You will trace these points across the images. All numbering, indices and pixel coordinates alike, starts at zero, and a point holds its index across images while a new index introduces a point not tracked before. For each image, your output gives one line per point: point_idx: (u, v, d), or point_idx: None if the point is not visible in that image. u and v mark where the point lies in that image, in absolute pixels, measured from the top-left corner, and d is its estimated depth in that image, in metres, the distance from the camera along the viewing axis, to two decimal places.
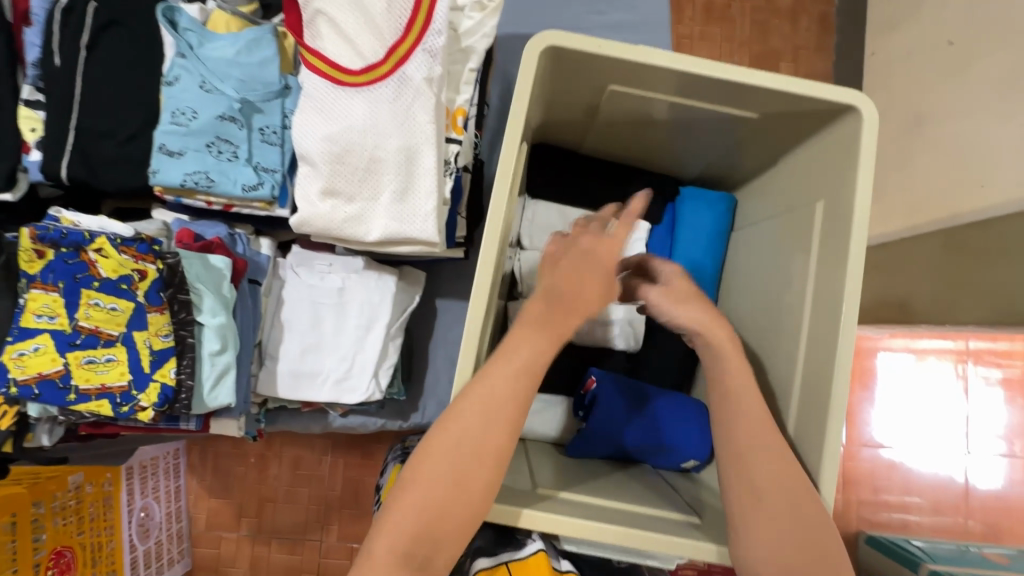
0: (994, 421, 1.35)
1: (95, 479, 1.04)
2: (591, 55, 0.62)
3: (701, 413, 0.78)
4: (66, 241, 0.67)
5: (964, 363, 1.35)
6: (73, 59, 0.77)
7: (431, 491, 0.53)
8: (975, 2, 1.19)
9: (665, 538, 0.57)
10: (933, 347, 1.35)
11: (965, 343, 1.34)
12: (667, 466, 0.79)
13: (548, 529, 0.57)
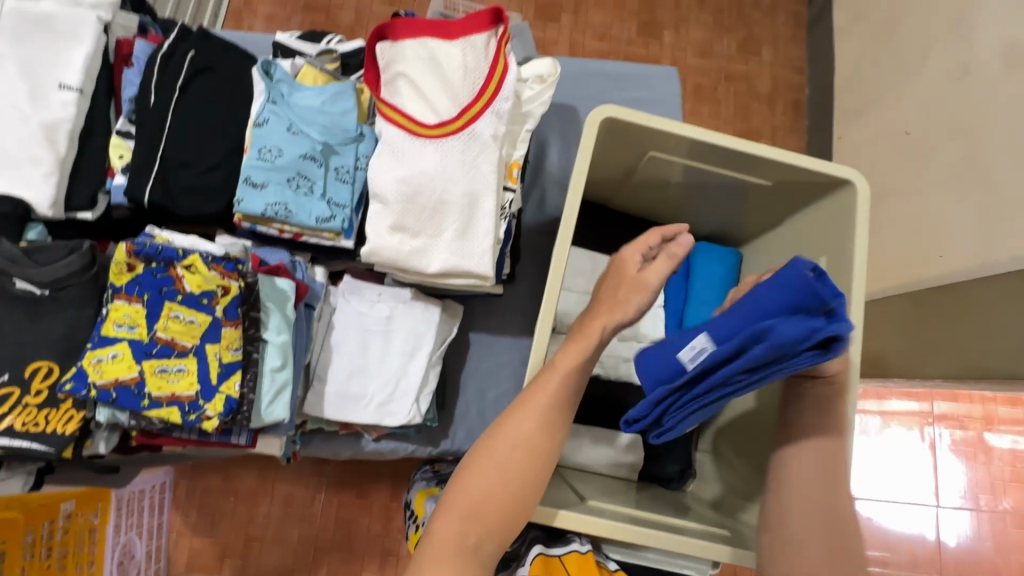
0: (954, 480, 1.54)
1: (85, 509, 1.02)
2: (638, 125, 0.75)
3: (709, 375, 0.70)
4: (159, 256, 0.73)
5: (930, 427, 1.56)
6: (166, 97, 0.85)
7: (477, 491, 0.59)
8: (926, 103, 1.41)
9: (676, 536, 0.65)
10: (904, 410, 1.56)
11: (929, 408, 1.55)
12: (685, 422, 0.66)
13: (579, 528, 0.64)
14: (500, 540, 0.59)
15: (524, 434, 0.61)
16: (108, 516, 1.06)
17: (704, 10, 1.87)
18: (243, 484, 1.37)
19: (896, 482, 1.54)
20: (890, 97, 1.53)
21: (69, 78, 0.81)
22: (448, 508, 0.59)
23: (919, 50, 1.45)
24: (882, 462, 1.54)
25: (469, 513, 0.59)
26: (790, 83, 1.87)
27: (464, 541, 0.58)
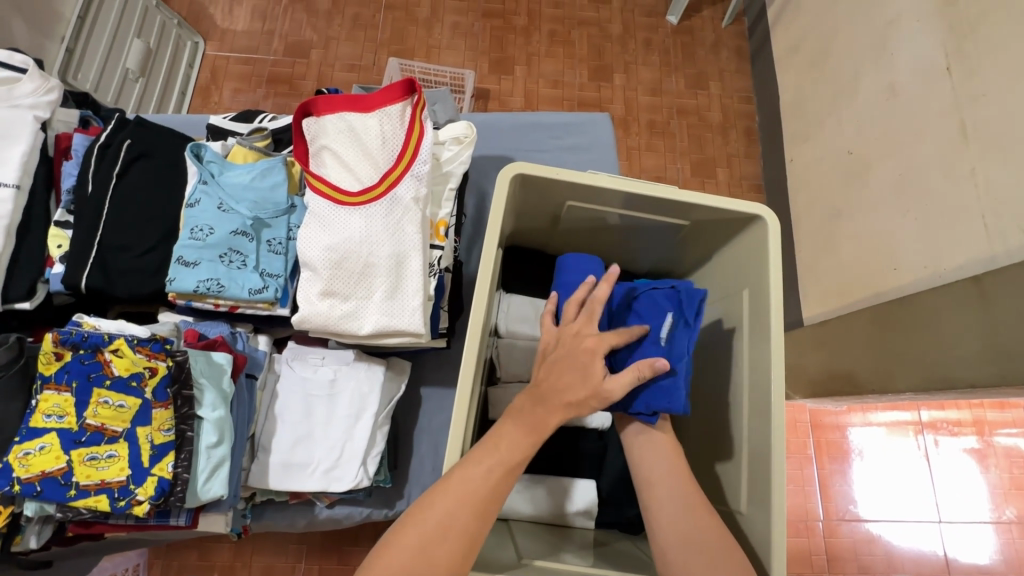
0: (977, 496, 1.52)
1: None
2: (548, 179, 0.78)
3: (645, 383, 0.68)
4: (85, 343, 0.74)
5: (923, 435, 1.56)
6: (103, 185, 0.89)
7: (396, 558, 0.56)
8: (859, 123, 1.46)
9: None
10: (892, 419, 1.58)
11: (918, 416, 1.57)
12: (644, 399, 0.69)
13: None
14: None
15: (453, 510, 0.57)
16: None
17: (651, 52, 1.96)
18: (217, 561, 1.33)
19: (895, 499, 1.53)
20: (826, 121, 1.58)
21: (6, 175, 0.85)
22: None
23: (849, 75, 1.51)
24: (880, 481, 1.54)
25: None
26: (738, 112, 1.94)
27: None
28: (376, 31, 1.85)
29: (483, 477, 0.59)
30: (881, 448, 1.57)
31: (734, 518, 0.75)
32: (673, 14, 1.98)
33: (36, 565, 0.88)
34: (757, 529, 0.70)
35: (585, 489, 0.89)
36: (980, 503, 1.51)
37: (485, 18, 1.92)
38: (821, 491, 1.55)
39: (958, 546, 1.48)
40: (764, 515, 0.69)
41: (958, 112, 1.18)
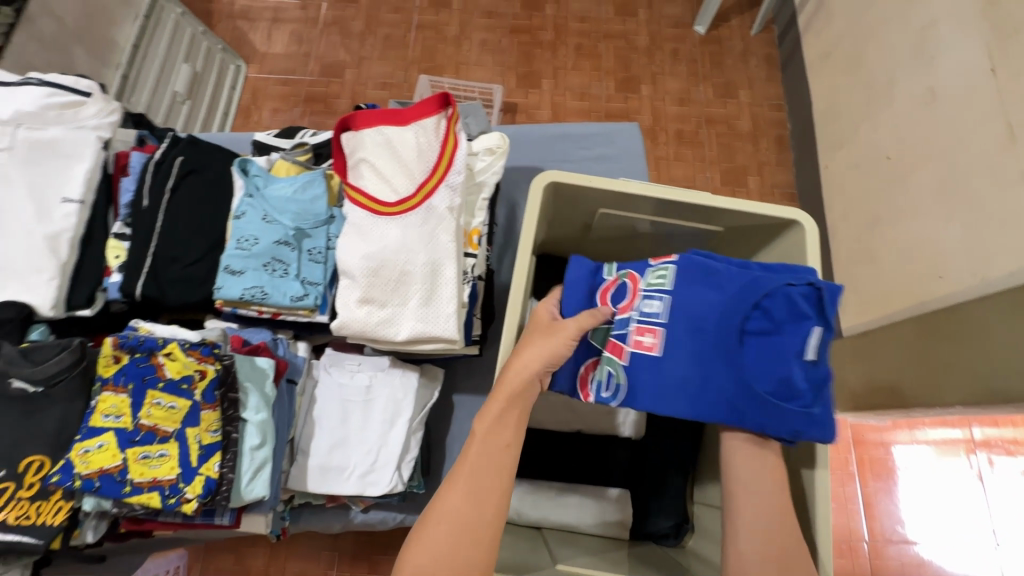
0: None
1: None
2: (581, 186, 0.80)
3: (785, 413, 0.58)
4: (141, 347, 0.78)
5: (976, 454, 1.47)
6: (157, 199, 0.94)
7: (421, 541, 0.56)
8: (898, 128, 1.42)
9: None
10: (942, 437, 1.50)
11: (970, 433, 1.48)
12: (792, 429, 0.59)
13: None
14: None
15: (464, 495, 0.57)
16: None
17: (678, 62, 1.97)
18: (253, 566, 1.36)
19: (947, 521, 1.46)
20: (862, 126, 1.55)
21: (72, 192, 0.91)
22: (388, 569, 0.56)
23: (885, 79, 1.48)
24: (930, 502, 1.47)
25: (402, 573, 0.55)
26: (769, 120, 1.92)
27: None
28: (407, 50, 1.91)
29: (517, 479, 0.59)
30: (931, 468, 1.49)
31: None
32: (700, 25, 1.98)
33: (88, 559, 0.92)
34: None
35: (616, 494, 0.90)
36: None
37: (513, 34, 1.97)
38: (864, 510, 1.50)
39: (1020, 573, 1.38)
40: None
41: (1004, 114, 1.14)
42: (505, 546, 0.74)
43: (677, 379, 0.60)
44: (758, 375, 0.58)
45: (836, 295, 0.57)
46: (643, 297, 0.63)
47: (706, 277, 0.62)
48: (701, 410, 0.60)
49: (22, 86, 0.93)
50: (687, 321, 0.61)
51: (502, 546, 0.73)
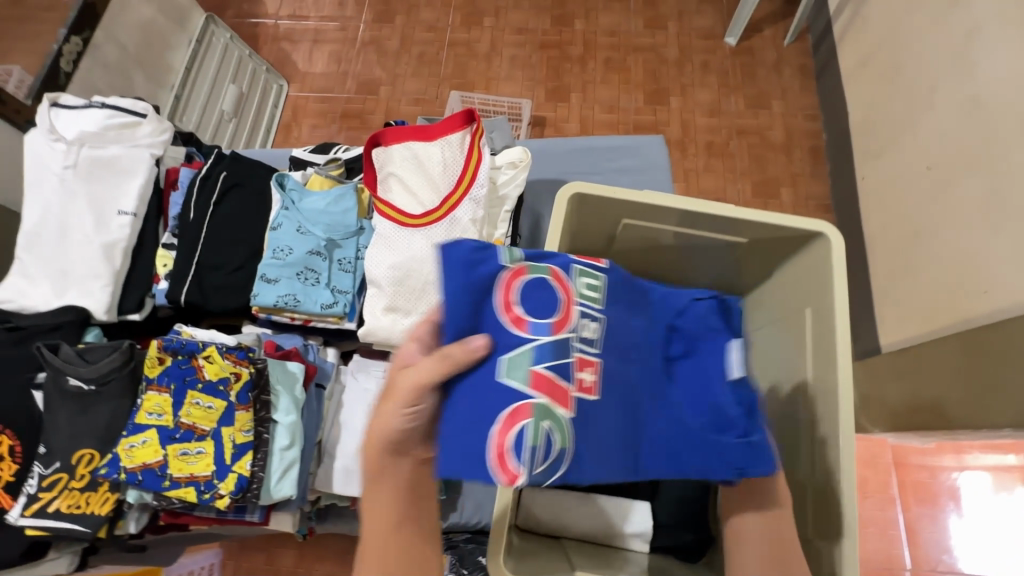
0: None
1: None
2: (602, 198, 0.81)
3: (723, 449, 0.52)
4: (183, 349, 0.84)
5: None
6: (202, 212, 1.01)
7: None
8: (940, 138, 1.37)
9: None
10: None
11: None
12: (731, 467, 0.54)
13: None
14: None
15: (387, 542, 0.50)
16: None
17: (709, 74, 1.96)
18: (282, 567, 1.41)
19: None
20: (902, 136, 1.50)
21: (126, 205, 0.98)
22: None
23: (924, 88, 1.44)
24: None
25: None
26: (803, 130, 1.88)
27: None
28: (440, 67, 1.98)
29: None
30: None
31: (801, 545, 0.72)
32: (731, 36, 1.97)
33: (132, 550, 0.98)
34: (829, 561, 0.67)
35: (642, 511, 0.87)
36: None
37: (542, 49, 2.00)
38: None
39: None
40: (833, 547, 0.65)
41: None
42: (523, 554, 0.74)
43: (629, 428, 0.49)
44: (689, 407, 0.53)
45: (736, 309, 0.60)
46: (576, 317, 0.48)
47: (628, 304, 0.55)
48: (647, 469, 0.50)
49: (87, 109, 1.01)
50: (624, 352, 0.51)
51: (521, 554, 0.73)
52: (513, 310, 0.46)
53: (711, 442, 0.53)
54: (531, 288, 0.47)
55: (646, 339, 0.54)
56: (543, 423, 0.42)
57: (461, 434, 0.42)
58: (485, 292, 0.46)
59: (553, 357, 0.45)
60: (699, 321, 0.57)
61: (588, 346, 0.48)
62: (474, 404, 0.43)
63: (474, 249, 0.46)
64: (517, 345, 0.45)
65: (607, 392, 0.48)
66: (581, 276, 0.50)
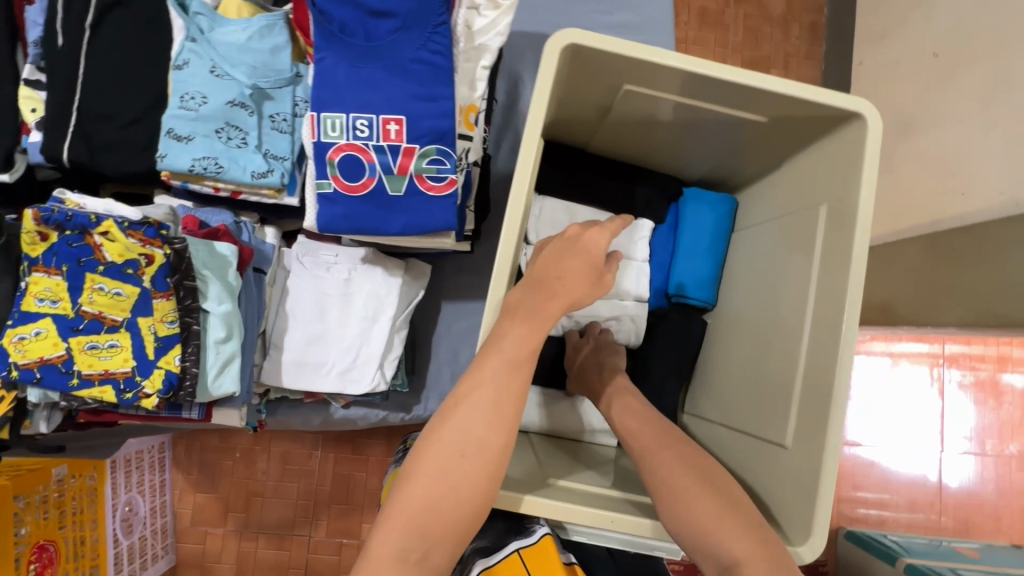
0: (965, 423, 1.54)
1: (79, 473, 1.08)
2: (607, 54, 0.64)
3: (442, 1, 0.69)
4: (71, 223, 0.65)
5: (938, 366, 1.53)
6: (76, 39, 0.75)
7: (422, 494, 0.50)
8: (960, 15, 1.17)
9: (605, 513, 0.58)
10: (913, 351, 1.53)
11: (939, 348, 1.53)
12: None
13: (506, 505, 0.57)
14: (448, 553, 0.51)
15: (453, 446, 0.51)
16: (105, 478, 1.12)
17: None
18: (239, 443, 1.40)
19: (896, 428, 1.52)
20: (915, 11, 1.30)
21: None
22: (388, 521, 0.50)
23: None
24: (893, 411, 1.52)
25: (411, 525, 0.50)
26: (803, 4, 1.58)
27: (404, 558, 0.49)
28: None
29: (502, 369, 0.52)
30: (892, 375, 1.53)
31: (772, 449, 0.70)
32: None
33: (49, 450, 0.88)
34: (800, 470, 0.64)
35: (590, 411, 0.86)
36: (963, 432, 1.53)
37: None
38: None
39: (954, 473, 1.52)
40: (812, 456, 0.63)
41: None
42: None
43: (430, 120, 0.70)
44: (417, 42, 0.69)
45: None
46: (351, 122, 0.69)
47: (327, 84, 0.68)
48: (448, 70, 0.70)
49: None
50: (364, 72, 0.69)
51: None
52: (350, 185, 0.71)
53: (443, 31, 0.69)
54: (342, 164, 0.70)
55: (351, 59, 0.68)
56: (425, 159, 0.71)
57: (440, 206, 0.72)
58: (354, 194, 0.71)
59: (386, 156, 0.70)
60: (338, 22, 0.68)
61: (375, 135, 0.69)
62: (419, 207, 0.72)
63: (326, 215, 0.71)
64: (384, 180, 0.71)
65: (400, 110, 0.69)
66: (325, 118, 0.69)
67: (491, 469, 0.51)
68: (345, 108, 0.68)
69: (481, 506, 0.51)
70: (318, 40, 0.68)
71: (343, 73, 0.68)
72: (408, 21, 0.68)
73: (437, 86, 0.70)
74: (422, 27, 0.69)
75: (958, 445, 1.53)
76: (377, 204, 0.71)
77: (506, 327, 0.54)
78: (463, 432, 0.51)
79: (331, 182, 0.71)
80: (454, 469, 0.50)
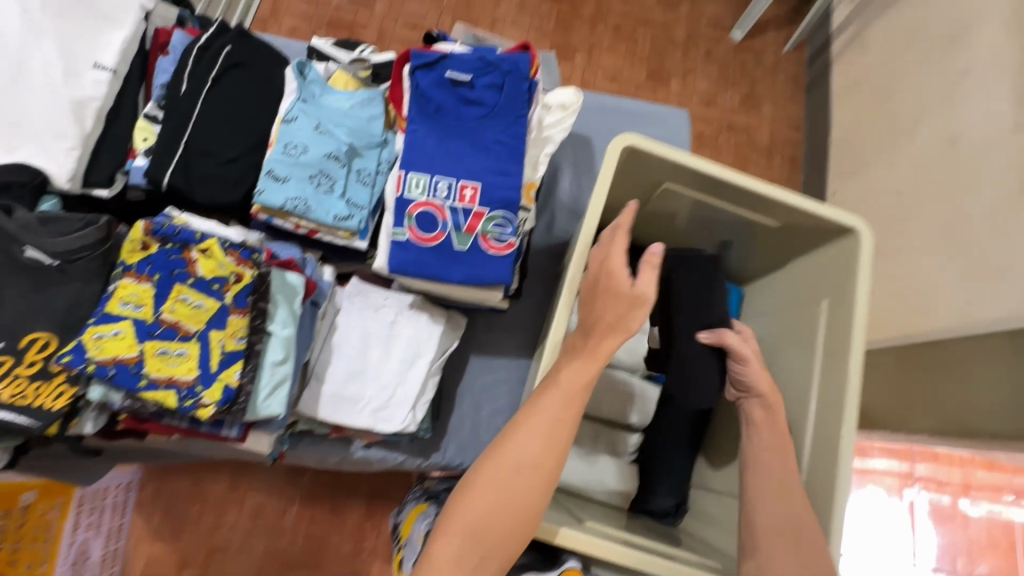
0: (931, 542, 1.57)
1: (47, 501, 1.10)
2: (656, 157, 0.79)
3: (521, 101, 0.84)
4: (176, 238, 0.74)
5: (909, 485, 1.59)
6: (197, 87, 0.87)
7: (483, 504, 0.55)
8: (916, 165, 1.40)
9: (635, 555, 0.62)
10: (887, 470, 1.60)
11: (910, 469, 1.60)
12: (515, 88, 0.84)
13: (548, 538, 0.61)
14: (498, 566, 0.55)
15: (520, 461, 0.56)
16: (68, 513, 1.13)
17: (710, 63, 1.82)
18: (211, 491, 1.29)
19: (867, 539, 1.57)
20: (881, 156, 1.53)
21: (105, 58, 0.83)
22: (448, 527, 0.55)
23: (909, 116, 1.45)
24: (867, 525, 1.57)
25: (469, 531, 0.54)
26: (786, 139, 1.83)
27: (461, 562, 0.54)
28: None
29: (562, 400, 0.58)
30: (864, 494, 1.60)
31: None
32: (738, 29, 1.83)
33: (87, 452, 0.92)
34: None
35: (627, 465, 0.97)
36: (928, 549, 1.57)
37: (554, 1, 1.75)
38: None
39: None
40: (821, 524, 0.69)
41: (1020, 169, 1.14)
42: None
43: (500, 190, 0.81)
44: (496, 128, 0.83)
45: (418, 55, 0.84)
46: (431, 183, 0.80)
47: (418, 152, 0.81)
48: (519, 153, 0.83)
49: None
50: (450, 145, 0.82)
51: None
52: (423, 236, 0.80)
53: (518, 122, 0.83)
54: (417, 218, 0.80)
55: (441, 134, 0.82)
56: (492, 222, 0.81)
57: (496, 263, 0.81)
58: (423, 244, 0.80)
59: (458, 214, 0.80)
60: (434, 105, 0.83)
61: (451, 196, 0.80)
62: (481, 262, 0.81)
63: (399, 257, 0.80)
64: (454, 236, 0.81)
65: (478, 179, 0.81)
66: (411, 178, 0.80)
67: (545, 487, 0.56)
68: (429, 169, 0.81)
69: (532, 523, 0.56)
70: (416, 117, 0.82)
71: (432, 144, 0.81)
72: (492, 112, 0.83)
73: (509, 164, 0.82)
74: (503, 117, 0.83)
75: (931, 564, 1.56)
76: (442, 254, 0.81)
77: (564, 364, 0.61)
78: (524, 450, 0.57)
79: (406, 233, 0.80)
80: (515, 484, 0.55)
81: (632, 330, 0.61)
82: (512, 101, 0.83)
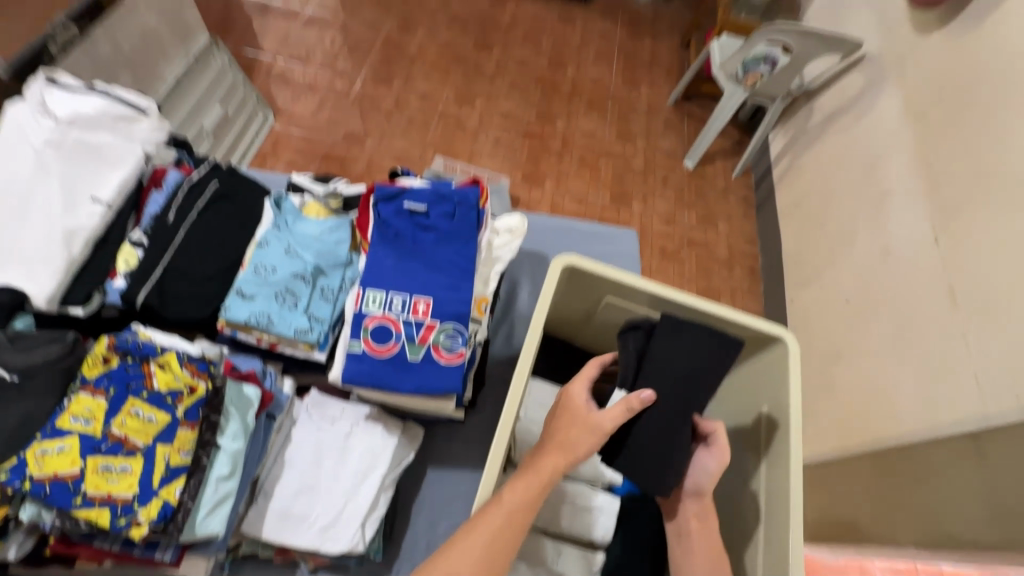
0: None
1: None
2: (594, 275, 0.87)
3: (472, 227, 0.94)
4: (137, 352, 0.77)
5: None
6: (183, 216, 0.97)
7: None
8: (858, 276, 1.51)
9: None
10: None
11: None
12: (467, 217, 0.95)
13: None
14: None
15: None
16: None
17: (667, 187, 2.02)
18: None
19: None
20: (827, 267, 1.65)
21: (101, 194, 0.93)
22: None
23: (846, 233, 1.60)
24: None
25: None
26: (742, 253, 1.98)
27: None
28: (428, 133, 1.91)
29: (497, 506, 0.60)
30: None
31: None
32: (690, 159, 2.05)
33: None
34: None
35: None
36: None
37: (525, 138, 1.99)
38: None
39: None
40: None
41: (948, 279, 1.24)
42: None
43: (452, 304, 0.88)
44: (449, 249, 0.92)
45: (383, 191, 0.95)
46: (387, 300, 0.87)
47: (377, 272, 0.88)
48: (469, 271, 0.91)
49: (85, 94, 0.99)
50: (407, 266, 0.90)
51: None
52: (377, 347, 0.85)
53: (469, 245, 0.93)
54: (372, 332, 0.86)
55: (400, 257, 0.90)
56: (443, 332, 0.87)
57: (446, 372, 0.85)
58: (377, 356, 0.85)
59: (411, 326, 0.86)
60: (394, 232, 0.92)
61: (406, 310, 0.87)
62: (432, 371, 0.85)
63: (353, 370, 0.84)
64: (407, 347, 0.86)
65: (430, 294, 0.88)
66: (369, 294, 0.87)
67: None
68: (386, 287, 0.88)
69: None
70: (377, 242, 0.91)
71: (389, 265, 0.89)
72: (445, 237, 0.92)
73: (461, 281, 0.90)
74: (455, 241, 0.93)
75: None
76: (395, 365, 0.85)
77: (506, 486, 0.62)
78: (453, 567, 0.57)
79: (362, 346, 0.85)
80: None
81: (562, 440, 0.64)
82: (464, 227, 0.93)
